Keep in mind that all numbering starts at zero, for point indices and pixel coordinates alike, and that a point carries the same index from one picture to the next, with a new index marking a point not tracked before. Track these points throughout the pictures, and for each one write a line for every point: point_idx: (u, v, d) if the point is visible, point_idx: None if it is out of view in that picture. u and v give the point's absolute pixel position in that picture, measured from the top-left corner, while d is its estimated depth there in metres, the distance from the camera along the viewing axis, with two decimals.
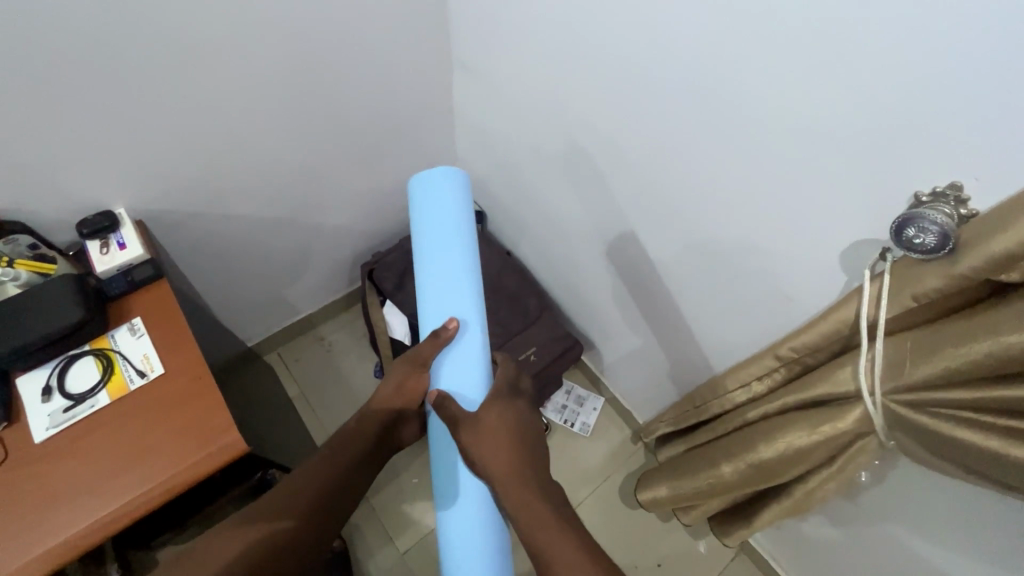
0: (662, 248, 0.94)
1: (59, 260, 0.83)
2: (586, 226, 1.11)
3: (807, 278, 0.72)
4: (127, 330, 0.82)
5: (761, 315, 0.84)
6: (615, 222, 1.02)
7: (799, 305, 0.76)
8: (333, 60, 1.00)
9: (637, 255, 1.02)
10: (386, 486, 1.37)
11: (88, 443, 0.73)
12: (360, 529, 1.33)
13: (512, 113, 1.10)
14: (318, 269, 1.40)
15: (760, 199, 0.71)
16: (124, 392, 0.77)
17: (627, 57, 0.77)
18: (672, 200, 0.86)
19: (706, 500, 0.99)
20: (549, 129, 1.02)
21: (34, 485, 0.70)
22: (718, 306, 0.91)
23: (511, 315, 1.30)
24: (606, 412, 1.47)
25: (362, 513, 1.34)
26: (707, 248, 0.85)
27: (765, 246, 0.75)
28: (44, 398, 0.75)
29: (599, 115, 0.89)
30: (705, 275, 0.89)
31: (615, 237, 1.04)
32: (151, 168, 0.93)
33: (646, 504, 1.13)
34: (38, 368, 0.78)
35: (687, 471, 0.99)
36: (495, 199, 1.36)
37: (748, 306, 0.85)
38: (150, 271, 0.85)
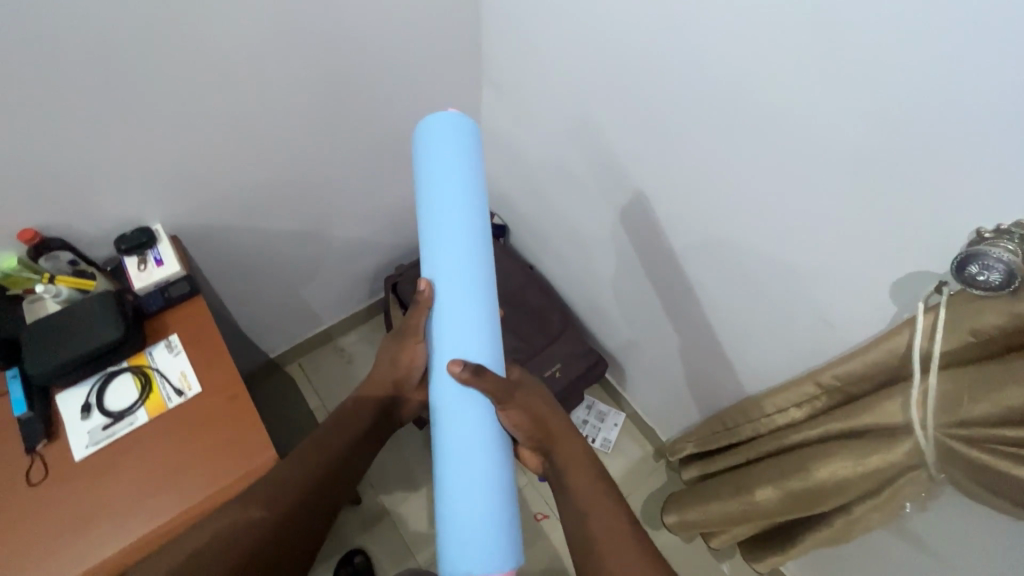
0: (693, 270, 0.94)
1: (99, 276, 0.84)
2: (614, 245, 1.10)
3: (851, 305, 0.71)
4: (164, 347, 0.82)
5: (798, 339, 0.83)
6: (645, 243, 1.01)
7: (840, 331, 0.75)
8: (366, 77, 1.00)
9: (666, 276, 1.01)
10: (406, 500, 1.37)
11: (127, 462, 0.73)
12: (380, 544, 1.32)
13: (541, 132, 1.10)
14: (341, 282, 1.40)
15: (803, 227, 0.70)
16: (162, 410, 0.77)
17: (664, 84, 0.77)
18: (707, 225, 0.85)
19: (736, 526, 0.98)
20: (580, 149, 1.02)
21: (73, 504, 0.70)
22: (752, 328, 0.90)
23: (536, 330, 1.29)
24: (627, 428, 1.46)
25: (383, 528, 1.33)
26: (743, 273, 0.85)
27: (805, 272, 0.75)
28: (84, 416, 0.75)
29: (633, 138, 0.89)
30: (739, 298, 0.89)
31: (645, 258, 1.04)
32: (188, 186, 0.93)
33: (673, 527, 1.12)
34: (77, 385, 0.78)
35: (716, 495, 0.99)
36: (519, 214, 1.36)
37: (783, 331, 0.84)
38: (186, 288, 0.86)
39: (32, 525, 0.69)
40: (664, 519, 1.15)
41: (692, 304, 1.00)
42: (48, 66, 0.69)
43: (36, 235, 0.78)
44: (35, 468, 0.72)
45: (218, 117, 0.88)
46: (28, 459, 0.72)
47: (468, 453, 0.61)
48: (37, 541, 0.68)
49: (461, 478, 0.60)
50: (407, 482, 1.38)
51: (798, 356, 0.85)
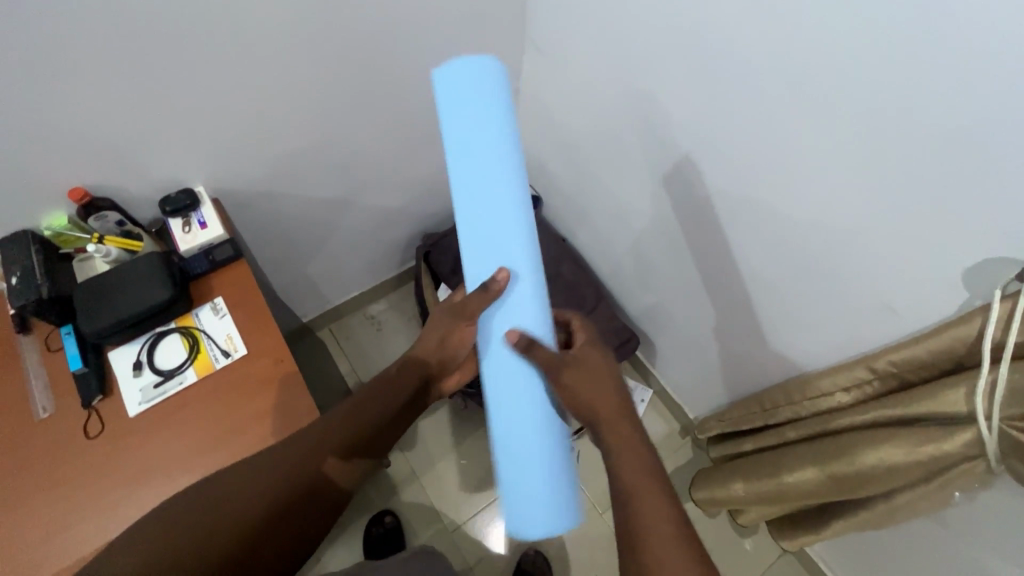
0: (741, 249, 0.91)
1: (146, 237, 0.85)
2: (656, 220, 1.07)
3: (915, 292, 0.68)
4: (210, 310, 0.83)
5: (851, 325, 0.81)
6: (689, 219, 0.99)
7: (901, 318, 0.73)
8: (412, 43, 0.97)
9: (711, 254, 0.99)
10: (434, 465, 1.39)
11: (179, 419, 0.75)
12: (408, 505, 1.35)
13: (587, 100, 1.06)
14: (374, 249, 1.40)
15: (870, 208, 0.67)
16: (210, 371, 0.78)
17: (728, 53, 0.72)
18: (761, 203, 0.82)
19: (766, 504, 0.98)
20: (627, 119, 0.99)
21: (130, 457, 0.73)
22: (800, 312, 0.88)
23: (569, 304, 1.28)
24: (654, 404, 1.46)
25: (411, 490, 1.36)
26: (795, 253, 0.82)
27: (866, 256, 0.72)
28: (136, 373, 0.77)
29: (687, 109, 0.84)
30: (789, 280, 0.86)
31: (688, 234, 1.01)
32: (230, 150, 0.92)
33: (701, 502, 1.13)
34: (128, 343, 0.80)
35: (750, 471, 0.99)
36: (557, 185, 1.33)
37: (834, 315, 0.82)
38: (229, 252, 0.86)
39: (92, 474, 0.72)
40: (692, 495, 1.16)
41: (735, 283, 0.98)
42: (88, 27, 0.67)
43: (85, 194, 0.79)
44: (91, 421, 0.74)
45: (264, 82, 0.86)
46: (84, 412, 0.75)
47: (523, 428, 0.59)
48: (97, 490, 0.71)
49: (519, 452, 0.60)
50: (433, 448, 1.41)
51: (847, 341, 0.83)
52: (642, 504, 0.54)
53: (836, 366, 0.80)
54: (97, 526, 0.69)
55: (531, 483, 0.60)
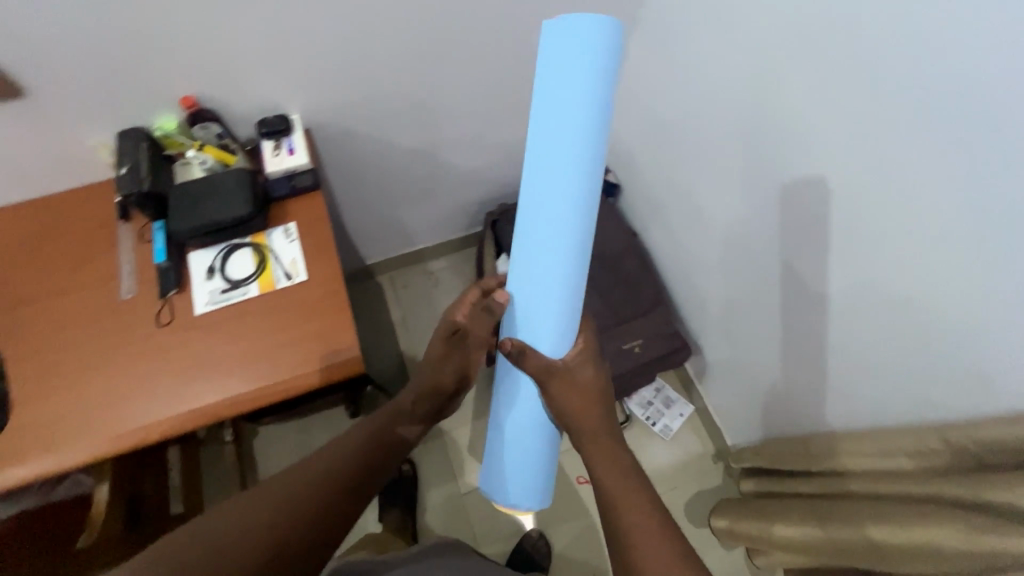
0: (824, 280, 0.84)
1: (240, 153, 0.90)
2: (736, 232, 1.01)
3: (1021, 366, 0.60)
4: (282, 233, 0.87)
5: (934, 386, 0.72)
6: (772, 238, 0.92)
7: (996, 392, 0.64)
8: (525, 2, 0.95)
9: (788, 279, 0.91)
10: (459, 427, 1.42)
11: (236, 326, 0.81)
12: (428, 459, 1.39)
13: (689, 93, 1.00)
14: (445, 208, 1.42)
15: (992, 260, 0.59)
16: (271, 288, 0.83)
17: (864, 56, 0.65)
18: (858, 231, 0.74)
19: (787, 553, 0.93)
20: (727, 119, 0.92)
21: (189, 351, 0.79)
22: (878, 360, 0.80)
23: (625, 301, 1.24)
24: (692, 422, 1.40)
25: (433, 445, 1.40)
26: (882, 293, 0.74)
27: (973, 314, 0.63)
28: (208, 277, 0.83)
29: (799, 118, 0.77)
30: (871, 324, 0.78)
31: (768, 253, 0.94)
32: (330, 85, 0.95)
33: (717, 529, 1.09)
34: (206, 248, 0.86)
35: (777, 514, 0.94)
36: (639, 177, 1.28)
37: (913, 369, 0.74)
38: (310, 181, 0.90)
39: (156, 358, 0.79)
40: (710, 520, 1.11)
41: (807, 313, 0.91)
42: None
43: (195, 103, 0.85)
44: (163, 311, 0.81)
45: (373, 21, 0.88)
46: (159, 302, 0.82)
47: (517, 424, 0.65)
48: (157, 373, 0.78)
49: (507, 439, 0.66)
50: (460, 412, 1.43)
51: (920, 401, 0.75)
52: (632, 511, 0.55)
53: (902, 428, 0.74)
54: (152, 405, 0.76)
55: (528, 473, 0.67)
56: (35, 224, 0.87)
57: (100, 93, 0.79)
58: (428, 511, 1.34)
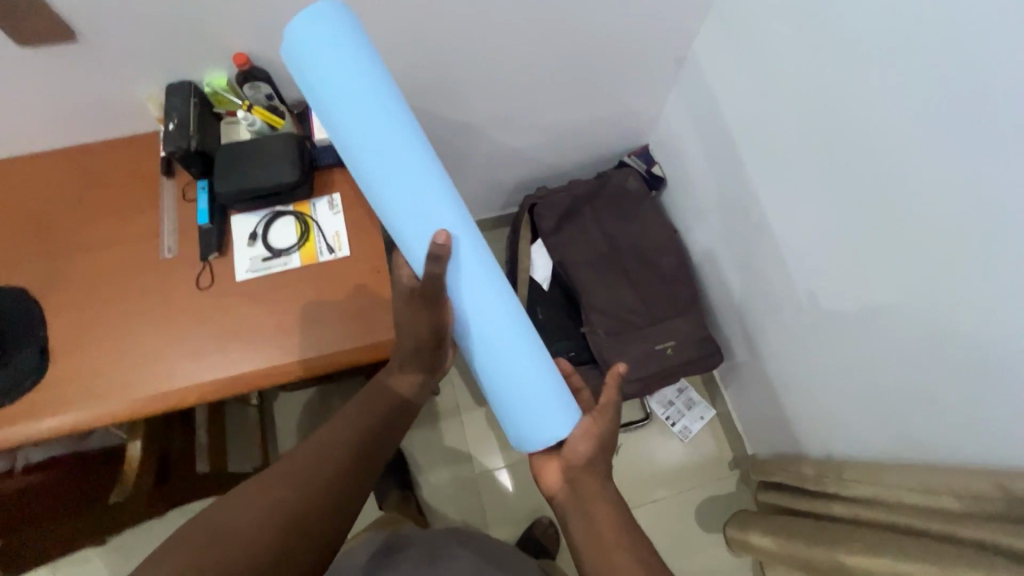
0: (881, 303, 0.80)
1: (288, 117, 0.87)
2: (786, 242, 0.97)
3: None
4: (326, 204, 0.85)
5: (992, 425, 0.70)
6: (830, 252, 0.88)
7: None
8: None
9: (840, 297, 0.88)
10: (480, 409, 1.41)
11: (275, 297, 0.79)
12: (445, 436, 1.39)
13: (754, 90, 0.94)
14: (482, 186, 1.38)
15: None
16: (313, 261, 0.81)
17: (981, 73, 0.59)
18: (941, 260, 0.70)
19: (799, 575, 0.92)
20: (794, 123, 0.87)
21: (228, 317, 0.78)
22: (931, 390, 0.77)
23: (661, 300, 1.20)
24: (712, 426, 1.38)
25: (452, 424, 1.39)
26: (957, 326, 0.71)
27: None
28: (250, 243, 0.82)
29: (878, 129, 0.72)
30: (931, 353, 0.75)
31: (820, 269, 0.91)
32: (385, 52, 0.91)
33: (731, 541, 1.08)
34: (250, 212, 0.84)
35: (796, 535, 0.93)
36: (688, 172, 1.23)
37: (978, 407, 0.71)
38: None
39: (195, 320, 0.78)
40: (725, 531, 1.11)
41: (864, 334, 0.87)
42: None
43: (247, 61, 0.81)
44: (204, 274, 0.80)
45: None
46: (200, 264, 0.81)
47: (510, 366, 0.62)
48: (196, 336, 0.77)
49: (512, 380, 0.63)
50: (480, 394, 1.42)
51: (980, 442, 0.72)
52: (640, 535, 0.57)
53: (953, 467, 0.71)
54: (189, 368, 0.76)
55: (537, 401, 0.63)
56: (81, 172, 0.85)
57: (153, 43, 0.76)
58: (426, 490, 1.34)
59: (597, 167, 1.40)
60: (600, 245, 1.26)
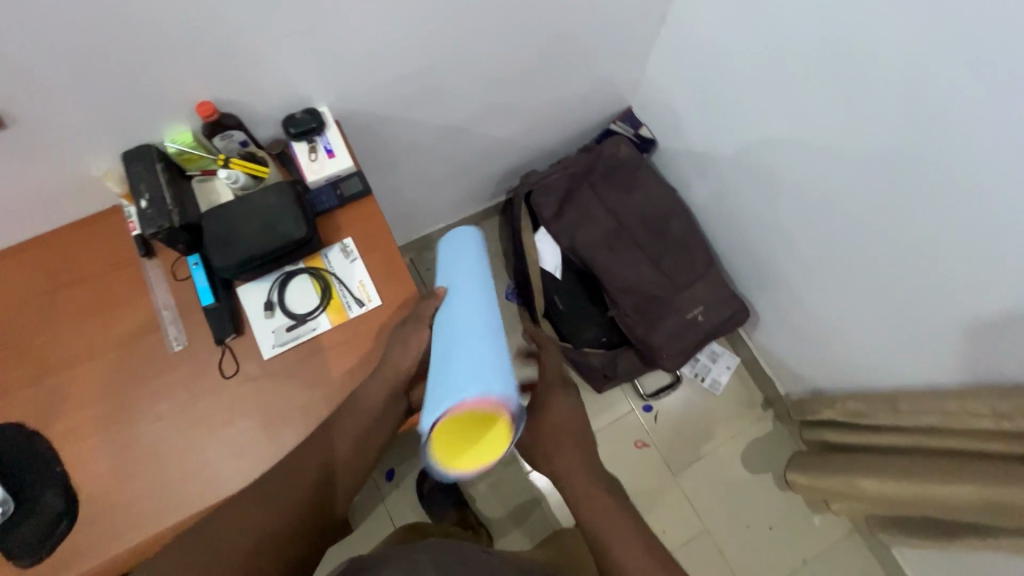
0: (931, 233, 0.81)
1: (270, 162, 0.77)
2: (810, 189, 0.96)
3: None
4: (340, 251, 0.76)
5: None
6: (868, 192, 0.87)
7: None
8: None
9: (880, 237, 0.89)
10: None
11: (313, 367, 0.72)
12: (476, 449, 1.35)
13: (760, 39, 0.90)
14: (471, 182, 1.30)
15: None
16: (344, 319, 0.73)
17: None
18: (997, 184, 0.70)
19: (870, 506, 0.96)
20: (813, 67, 0.85)
21: (268, 401, 0.71)
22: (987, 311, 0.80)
23: (679, 267, 1.19)
24: (739, 373, 1.41)
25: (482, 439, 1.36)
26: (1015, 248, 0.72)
27: None
28: (268, 314, 0.73)
29: (921, 66, 0.71)
30: (988, 276, 0.77)
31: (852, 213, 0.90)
32: (364, 67, 0.81)
33: (793, 484, 1.12)
34: (257, 279, 0.75)
35: (861, 471, 0.96)
36: (685, 130, 1.20)
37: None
38: (358, 186, 0.78)
39: (234, 412, 0.70)
40: (786, 475, 1.14)
41: (905, 268, 0.88)
42: None
43: (214, 110, 0.70)
44: (227, 359, 0.72)
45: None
46: (219, 349, 0.72)
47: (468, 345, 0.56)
48: (241, 429, 0.70)
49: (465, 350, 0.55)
50: None
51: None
52: None
53: None
54: (242, 465, 0.69)
55: (480, 365, 0.53)
56: (44, 272, 0.73)
57: (102, 109, 0.64)
58: (480, 500, 1.32)
59: (583, 139, 1.34)
60: (606, 223, 1.22)
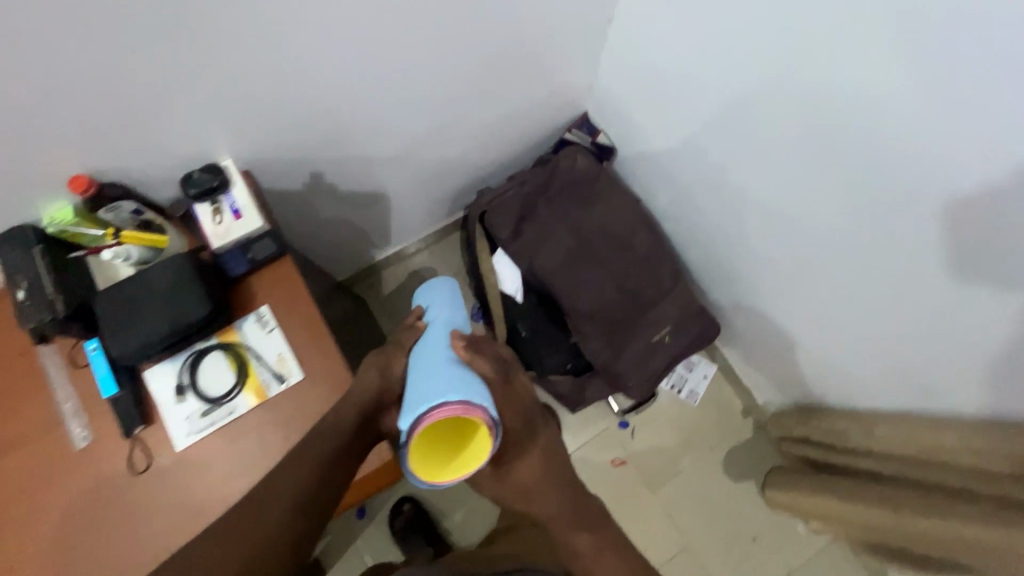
0: None
1: (169, 228, 0.69)
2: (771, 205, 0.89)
3: None
4: (255, 322, 0.70)
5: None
6: None
7: None
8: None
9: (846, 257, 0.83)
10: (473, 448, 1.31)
11: (231, 454, 0.66)
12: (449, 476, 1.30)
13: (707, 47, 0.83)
14: (421, 204, 1.22)
15: None
16: (263, 398, 0.67)
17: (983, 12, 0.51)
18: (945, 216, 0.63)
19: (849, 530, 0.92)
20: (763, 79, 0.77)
21: (184, 497, 0.65)
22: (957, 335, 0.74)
23: (643, 285, 1.12)
24: (716, 381, 1.36)
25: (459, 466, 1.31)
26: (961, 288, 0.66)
27: None
28: (179, 399, 0.67)
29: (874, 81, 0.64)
30: None
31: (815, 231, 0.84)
32: (268, 113, 0.73)
33: (772, 500, 1.05)
34: (166, 360, 0.68)
35: (841, 497, 0.92)
36: (641, 137, 1.12)
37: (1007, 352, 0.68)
38: (271, 248, 0.71)
39: (146, 512, 0.64)
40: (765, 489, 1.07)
41: None
42: None
43: (91, 183, 0.63)
44: (136, 452, 0.66)
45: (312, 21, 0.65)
46: (127, 442, 0.66)
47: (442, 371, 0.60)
48: (154, 531, 0.64)
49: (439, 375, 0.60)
50: None
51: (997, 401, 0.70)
52: None
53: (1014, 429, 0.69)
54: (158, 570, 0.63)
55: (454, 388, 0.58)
56: None
57: None
58: (456, 531, 1.28)
59: (539, 149, 1.26)
60: (567, 241, 1.15)
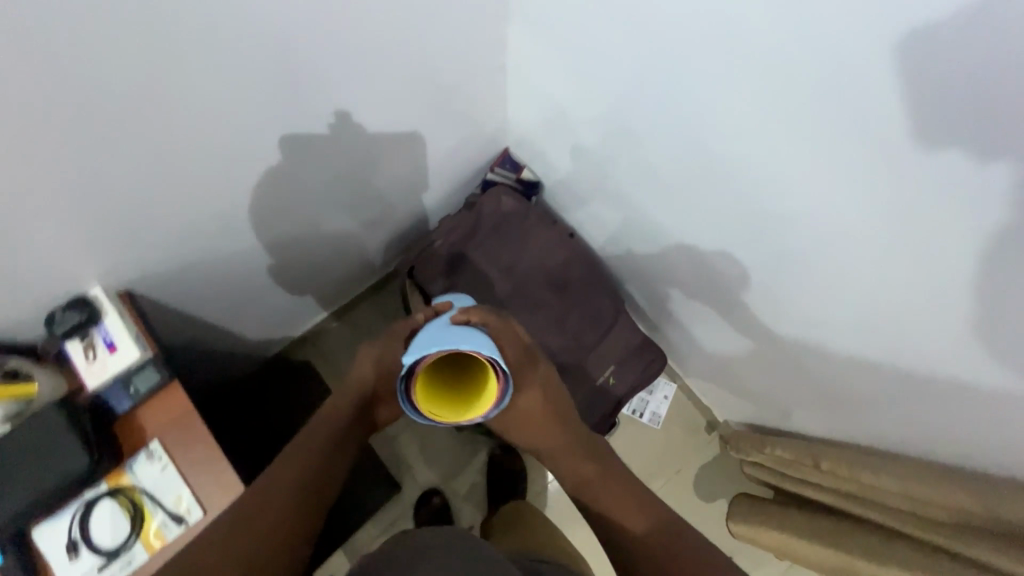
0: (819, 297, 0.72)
1: (36, 374, 0.64)
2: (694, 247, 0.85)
3: None
4: (146, 460, 0.66)
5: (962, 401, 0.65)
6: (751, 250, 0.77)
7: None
8: (376, 26, 0.67)
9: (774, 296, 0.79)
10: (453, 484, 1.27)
11: None
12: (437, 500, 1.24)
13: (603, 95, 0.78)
14: (350, 266, 1.17)
15: None
16: (162, 543, 0.64)
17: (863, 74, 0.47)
18: (865, 263, 0.60)
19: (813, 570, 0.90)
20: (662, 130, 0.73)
21: None
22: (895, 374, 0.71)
23: (585, 323, 1.09)
24: (678, 400, 1.34)
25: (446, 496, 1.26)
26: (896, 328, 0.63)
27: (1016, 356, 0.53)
28: (73, 556, 0.63)
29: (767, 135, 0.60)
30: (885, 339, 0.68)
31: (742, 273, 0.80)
32: (137, 235, 0.67)
33: (737, 533, 1.04)
34: (53, 516, 0.64)
35: (798, 530, 0.91)
36: (564, 172, 1.07)
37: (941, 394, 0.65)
38: (155, 378, 0.67)
39: None
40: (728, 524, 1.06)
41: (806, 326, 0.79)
42: None
43: None
44: None
45: (167, 138, 0.60)
46: None
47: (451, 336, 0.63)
48: None
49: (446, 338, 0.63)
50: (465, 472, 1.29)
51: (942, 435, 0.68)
52: None
53: (943, 473, 0.68)
54: None
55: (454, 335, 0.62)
56: None
57: None
58: None
59: (465, 189, 1.21)
60: (503, 286, 1.11)
